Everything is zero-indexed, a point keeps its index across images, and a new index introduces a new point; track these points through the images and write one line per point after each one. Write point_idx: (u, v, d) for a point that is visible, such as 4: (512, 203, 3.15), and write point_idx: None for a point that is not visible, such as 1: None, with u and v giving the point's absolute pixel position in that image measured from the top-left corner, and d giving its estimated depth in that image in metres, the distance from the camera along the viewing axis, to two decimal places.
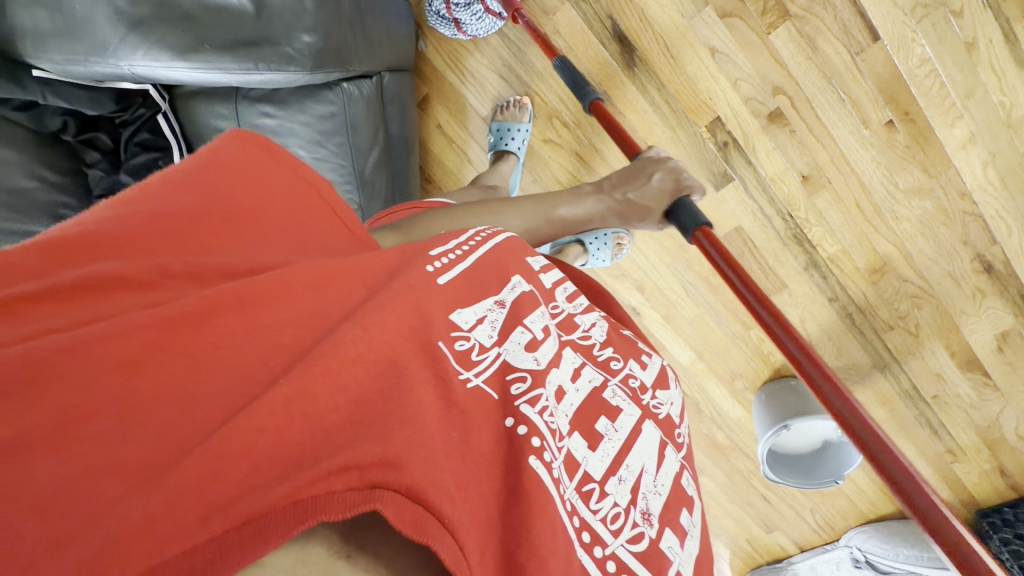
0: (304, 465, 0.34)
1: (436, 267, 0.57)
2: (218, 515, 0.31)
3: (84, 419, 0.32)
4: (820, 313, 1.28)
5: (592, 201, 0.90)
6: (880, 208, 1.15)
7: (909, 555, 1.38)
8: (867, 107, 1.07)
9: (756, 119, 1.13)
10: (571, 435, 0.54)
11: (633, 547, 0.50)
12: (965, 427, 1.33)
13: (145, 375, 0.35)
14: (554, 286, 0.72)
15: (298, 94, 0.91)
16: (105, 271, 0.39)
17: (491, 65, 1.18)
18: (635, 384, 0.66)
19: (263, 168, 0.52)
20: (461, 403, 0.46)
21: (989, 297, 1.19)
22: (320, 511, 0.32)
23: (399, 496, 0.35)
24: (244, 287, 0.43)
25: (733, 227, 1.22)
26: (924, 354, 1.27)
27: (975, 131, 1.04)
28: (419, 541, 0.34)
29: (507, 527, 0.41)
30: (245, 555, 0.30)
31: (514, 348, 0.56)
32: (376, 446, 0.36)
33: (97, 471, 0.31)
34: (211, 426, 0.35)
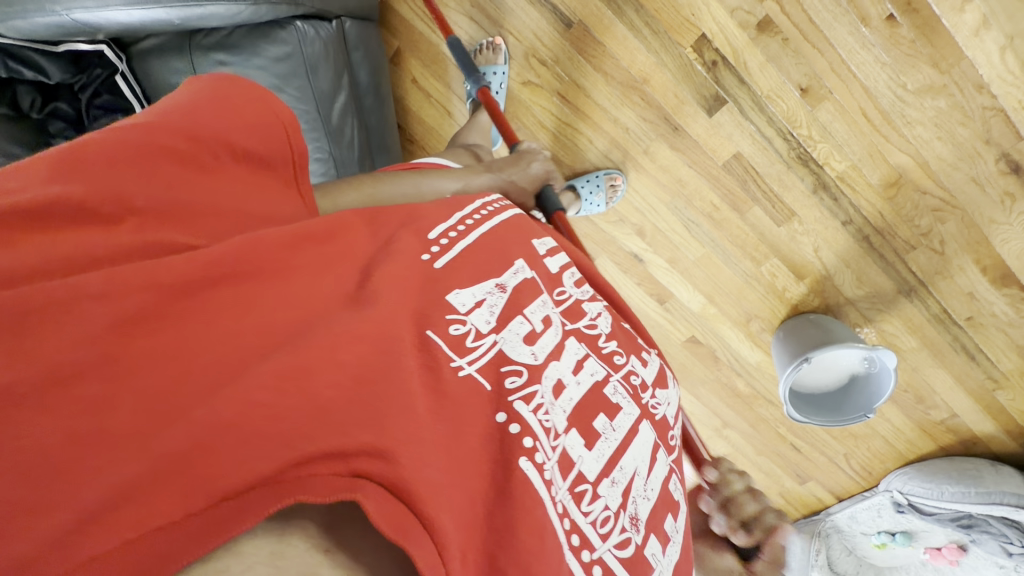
0: (293, 446, 0.33)
1: (433, 251, 0.54)
2: (202, 489, 0.30)
3: (68, 379, 0.31)
4: (833, 238, 1.21)
5: (488, 175, 0.84)
6: (888, 114, 1.07)
7: (955, 492, 1.29)
8: (865, 2, 0.99)
9: (744, 31, 1.06)
10: (568, 433, 0.48)
11: (620, 553, 0.47)
12: (1004, 349, 1.24)
13: (139, 340, 0.34)
14: (561, 270, 0.65)
15: (251, 37, 0.89)
16: (73, 196, 0.36)
17: (461, 8, 1.21)
18: (636, 381, 0.59)
19: (231, 105, 0.48)
20: (450, 393, 0.43)
21: (1020, 201, 1.08)
22: (302, 491, 0.31)
23: (384, 490, 0.33)
24: (239, 250, 0.40)
25: (731, 154, 1.17)
26: (953, 273, 1.18)
27: (987, 14, 0.96)
28: (399, 541, 0.32)
29: (494, 528, 0.39)
30: (219, 530, 0.29)
31: (513, 339, 0.51)
32: (373, 433, 0.35)
33: (83, 439, 0.30)
34: (200, 399, 0.33)
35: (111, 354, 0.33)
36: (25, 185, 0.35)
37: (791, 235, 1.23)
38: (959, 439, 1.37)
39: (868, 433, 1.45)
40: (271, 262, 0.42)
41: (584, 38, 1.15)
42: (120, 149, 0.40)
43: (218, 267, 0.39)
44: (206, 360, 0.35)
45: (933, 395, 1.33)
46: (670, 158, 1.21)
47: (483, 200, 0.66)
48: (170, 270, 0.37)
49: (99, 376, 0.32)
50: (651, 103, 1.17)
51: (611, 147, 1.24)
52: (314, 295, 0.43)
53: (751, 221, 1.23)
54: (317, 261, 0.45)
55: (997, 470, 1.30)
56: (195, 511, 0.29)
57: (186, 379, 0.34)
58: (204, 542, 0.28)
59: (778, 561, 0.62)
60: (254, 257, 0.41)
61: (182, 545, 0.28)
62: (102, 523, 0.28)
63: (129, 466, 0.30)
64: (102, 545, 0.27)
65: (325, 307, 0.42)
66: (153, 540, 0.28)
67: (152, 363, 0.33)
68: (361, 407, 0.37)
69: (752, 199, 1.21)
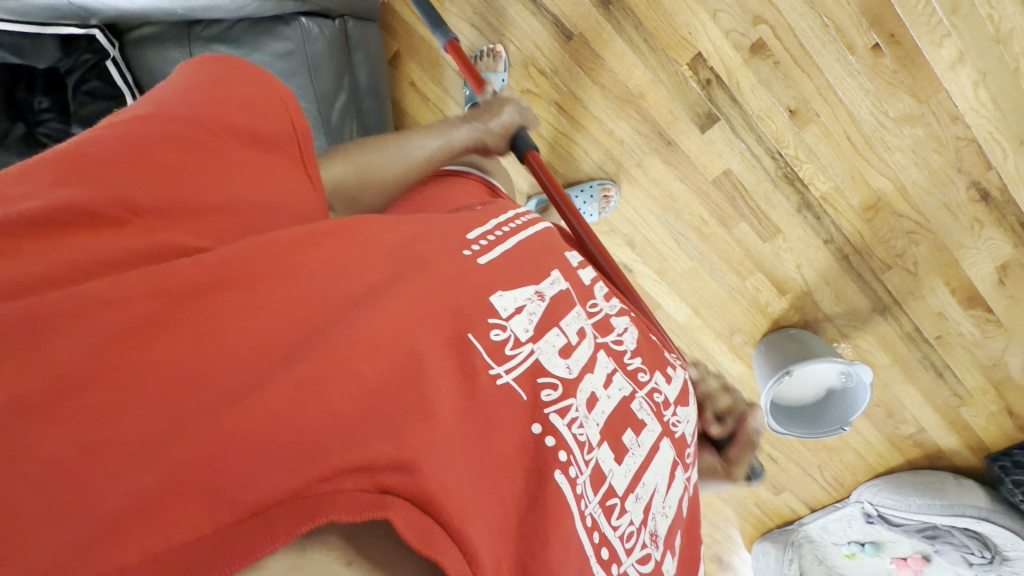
0: (318, 457, 0.32)
1: (474, 249, 0.55)
2: (225, 499, 0.29)
3: (79, 386, 0.30)
4: (814, 256, 1.25)
5: (466, 127, 0.83)
6: (870, 138, 1.12)
7: (922, 504, 1.34)
8: (851, 32, 1.03)
9: (738, 53, 1.10)
10: (600, 446, 0.48)
11: (643, 568, 0.48)
12: (970, 367, 1.30)
13: (149, 344, 0.33)
14: (591, 284, 0.65)
15: (254, 32, 0.88)
16: (81, 201, 0.35)
17: (462, 14, 1.22)
18: (659, 398, 0.58)
19: (229, 88, 0.47)
20: (476, 398, 0.43)
21: (987, 228, 1.14)
22: (332, 509, 0.30)
23: (411, 504, 0.33)
24: (246, 253, 0.40)
25: (721, 170, 1.20)
26: (925, 293, 1.23)
27: (963, 50, 1.00)
28: (431, 557, 0.32)
29: (521, 537, 0.39)
30: (248, 548, 0.28)
31: (549, 349, 0.50)
32: (392, 444, 0.35)
33: (93, 449, 0.29)
34: (213, 407, 0.32)
35: (117, 361, 0.32)
36: (31, 187, 0.35)
37: (775, 251, 1.26)
38: (925, 453, 1.43)
39: (841, 446, 1.49)
40: (274, 267, 0.41)
41: (584, 50, 1.17)
42: (121, 138, 0.39)
43: (225, 271, 0.38)
44: (220, 366, 0.34)
45: (903, 410, 1.39)
46: (661, 172, 1.24)
47: (515, 212, 0.67)
48: (176, 275, 0.36)
49: (111, 382, 0.31)
50: (647, 118, 1.19)
51: (604, 158, 1.26)
52: (325, 297, 0.41)
53: (737, 236, 1.26)
54: (329, 260, 0.44)
55: (960, 483, 1.35)
56: (219, 526, 0.28)
57: (196, 385, 0.33)
58: (226, 562, 0.27)
59: (750, 443, 0.71)
60: (258, 261, 0.40)
61: (212, 560, 0.27)
62: (123, 539, 0.26)
63: (142, 476, 0.29)
64: (129, 557, 0.26)
65: (340, 304, 0.41)
66: (180, 554, 0.27)
67: (161, 370, 0.32)
68: (377, 418, 0.36)
69: (739, 215, 1.24)
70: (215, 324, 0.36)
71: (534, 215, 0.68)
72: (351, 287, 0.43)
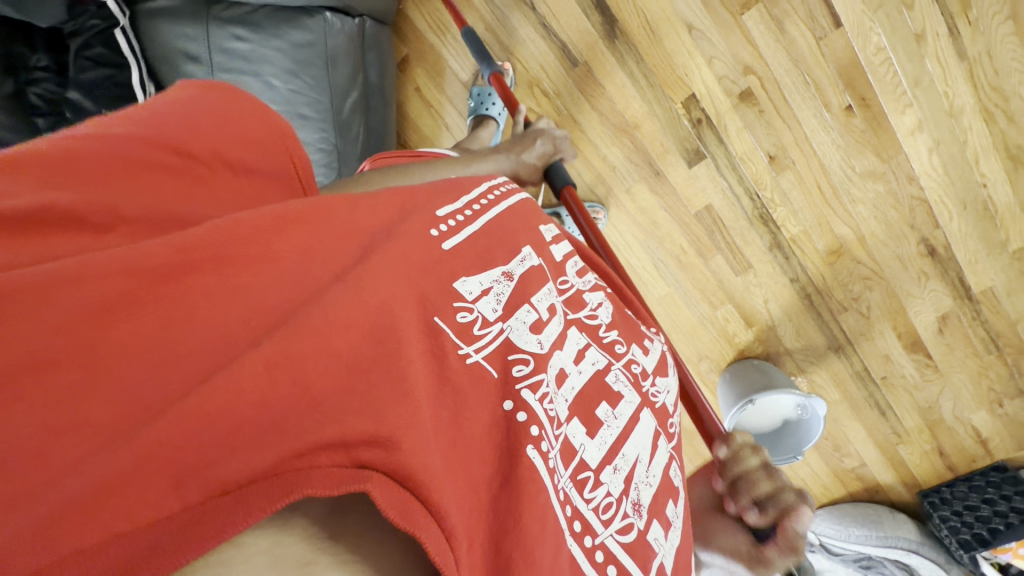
0: (289, 435, 0.30)
1: (441, 231, 0.53)
2: (194, 480, 0.28)
3: (49, 366, 0.29)
4: (780, 292, 1.33)
5: (499, 157, 0.87)
6: (838, 189, 1.22)
7: (860, 535, 1.43)
8: (829, 91, 1.14)
9: (727, 97, 1.18)
10: (569, 422, 0.50)
11: (621, 538, 0.48)
12: (909, 408, 1.40)
13: (119, 325, 0.31)
14: (564, 260, 0.67)
15: (274, 19, 0.90)
16: (69, 207, 0.34)
17: (477, 21, 1.25)
18: (636, 369, 0.61)
19: (240, 130, 0.50)
20: (455, 383, 0.42)
21: (932, 280, 1.26)
22: (308, 484, 0.28)
23: (388, 479, 0.31)
24: (225, 233, 0.39)
25: (703, 205, 1.28)
26: (875, 336, 1.34)
27: (921, 120, 1.12)
28: (409, 529, 0.30)
29: (495, 513, 0.39)
30: (214, 531, 0.26)
31: (519, 327, 0.51)
32: (369, 421, 0.33)
33: (57, 431, 0.27)
34: (189, 385, 0.31)
35: (90, 344, 0.30)
36: (18, 183, 0.33)
37: (746, 285, 1.34)
38: (865, 486, 1.53)
39: (790, 475, 1.57)
40: (259, 244, 0.40)
41: (587, 78, 1.23)
42: (115, 148, 0.39)
43: (195, 251, 0.36)
44: (196, 344, 0.33)
45: (847, 443, 1.48)
46: (648, 200, 1.30)
47: (492, 182, 0.67)
48: (151, 256, 0.35)
49: (78, 366, 0.29)
50: (639, 147, 1.26)
51: (596, 182, 1.31)
52: (311, 277, 0.40)
53: (712, 267, 1.33)
54: (317, 241, 0.43)
55: (893, 516, 1.45)
56: (182, 506, 0.27)
57: (171, 364, 0.31)
58: (194, 542, 0.25)
59: (793, 542, 0.55)
60: (235, 242, 0.39)
61: (170, 544, 0.25)
62: (85, 520, 0.25)
63: (118, 455, 0.27)
64: (87, 541, 0.25)
65: (322, 286, 0.41)
66: (139, 536, 0.26)
67: (132, 351, 0.31)
68: (358, 398, 0.34)
69: (716, 247, 1.31)
70: (191, 307, 0.34)
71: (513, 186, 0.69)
72: (339, 268, 0.42)
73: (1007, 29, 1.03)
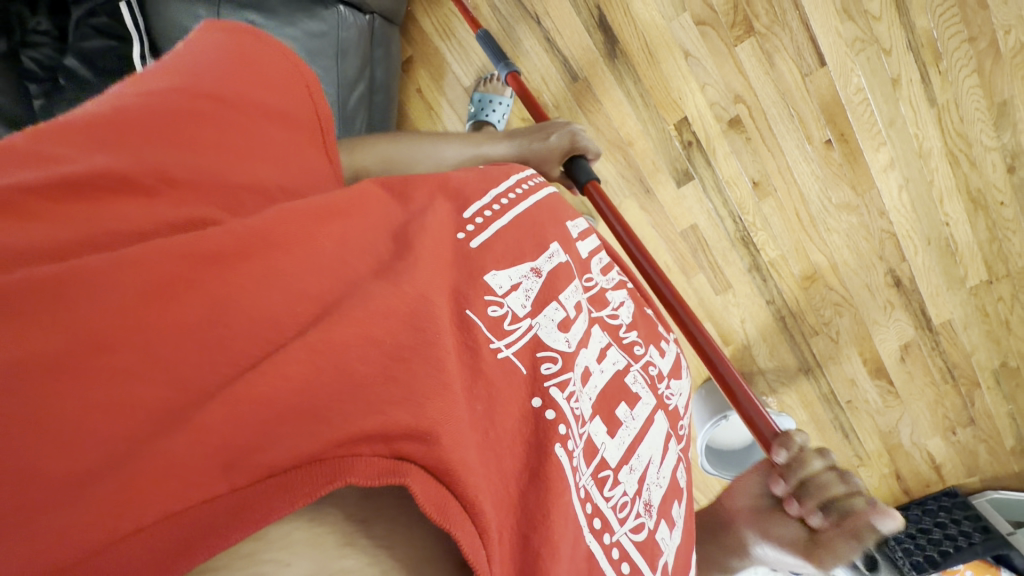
0: (333, 424, 0.31)
1: (467, 231, 0.55)
2: (243, 464, 0.28)
3: (109, 345, 0.30)
4: (756, 313, 1.38)
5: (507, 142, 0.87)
6: (814, 218, 1.28)
7: None
8: (811, 124, 1.20)
9: (718, 123, 1.24)
10: (593, 420, 0.51)
11: (635, 537, 0.51)
12: (870, 432, 1.46)
13: (172, 309, 0.33)
14: (590, 256, 0.69)
15: (290, 8, 0.92)
16: (112, 168, 0.36)
17: (489, 21, 1.27)
18: (653, 371, 0.64)
19: (260, 68, 0.50)
20: (488, 373, 0.44)
21: (897, 309, 1.33)
22: (352, 473, 0.30)
23: (428, 474, 0.33)
24: (272, 223, 0.41)
25: (689, 224, 1.32)
26: (842, 361, 1.40)
27: (894, 157, 1.20)
28: (442, 524, 0.33)
29: (525, 514, 0.41)
30: (265, 511, 0.28)
31: (548, 323, 0.53)
32: (410, 413, 0.34)
33: (111, 409, 0.28)
34: (236, 371, 0.33)
35: (141, 323, 0.31)
36: (66, 153, 0.36)
37: (724, 304, 1.39)
38: None
39: None
40: (300, 232, 0.42)
41: (586, 93, 1.27)
42: (154, 122, 0.41)
43: (250, 240, 0.39)
44: (243, 332, 0.34)
45: None
46: (637, 217, 1.34)
47: (518, 175, 0.68)
48: (205, 241, 0.36)
49: (134, 347, 0.30)
50: (631, 164, 1.30)
51: None
52: (347, 270, 0.43)
53: (695, 285, 1.38)
54: (349, 235, 0.45)
55: None
56: (232, 488, 0.28)
57: (219, 350, 0.33)
58: (245, 524, 0.27)
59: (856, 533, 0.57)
60: (276, 230, 0.40)
61: (226, 526, 0.27)
62: (137, 493, 0.26)
63: (173, 438, 0.28)
64: (145, 518, 0.26)
65: (355, 280, 0.42)
66: (195, 515, 0.27)
67: (182, 337, 0.32)
68: (396, 384, 0.36)
69: (699, 266, 1.36)
70: (234, 292, 0.36)
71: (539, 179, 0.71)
72: (373, 263, 0.45)
73: (972, 81, 1.12)
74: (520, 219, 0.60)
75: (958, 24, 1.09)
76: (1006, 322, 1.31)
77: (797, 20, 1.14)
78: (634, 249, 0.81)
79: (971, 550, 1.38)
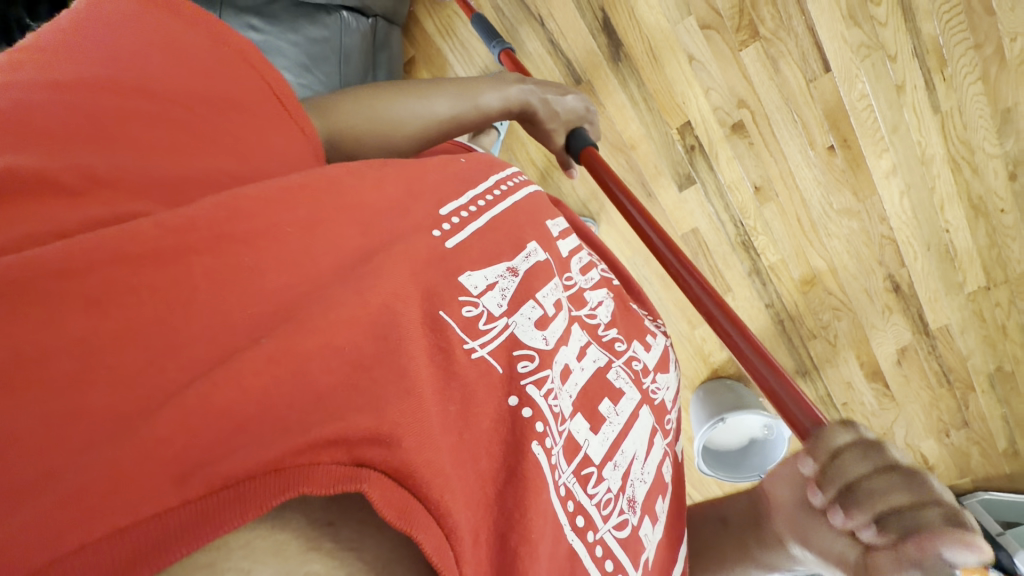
0: (294, 432, 0.31)
1: (442, 230, 0.54)
2: (198, 476, 0.28)
3: (63, 352, 0.29)
4: (756, 316, 1.39)
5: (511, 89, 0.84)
6: (815, 223, 1.28)
7: None
8: (814, 130, 1.20)
9: (721, 128, 1.23)
10: (573, 418, 0.52)
11: (620, 534, 0.52)
12: None
13: (123, 312, 0.32)
14: (569, 256, 0.69)
15: (293, 13, 0.92)
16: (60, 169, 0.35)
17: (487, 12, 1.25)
18: (637, 366, 0.64)
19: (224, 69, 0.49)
20: (462, 373, 0.44)
21: (895, 314, 1.34)
22: (304, 483, 0.29)
23: (387, 478, 0.32)
24: (231, 223, 0.39)
25: (690, 228, 1.32)
26: (840, 364, 1.41)
27: (896, 164, 1.20)
28: (405, 529, 0.32)
29: (500, 514, 0.41)
30: (217, 524, 0.27)
31: (524, 322, 0.53)
32: (370, 417, 0.34)
33: (57, 416, 0.28)
34: (190, 377, 0.32)
35: (99, 327, 0.31)
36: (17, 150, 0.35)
37: None
38: None
39: None
40: (262, 233, 0.41)
41: (588, 96, 1.26)
42: (113, 124, 0.40)
43: (193, 235, 0.37)
44: (202, 335, 0.34)
45: None
46: None
47: (500, 174, 0.68)
48: (142, 240, 0.35)
49: (83, 352, 0.30)
50: (633, 167, 1.29)
51: (589, 196, 1.35)
52: (315, 271, 0.41)
53: None
54: (321, 234, 0.44)
55: None
56: (182, 502, 0.27)
57: (172, 356, 0.32)
58: (194, 539, 0.26)
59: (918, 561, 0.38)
60: (239, 228, 0.40)
61: (172, 543, 0.26)
62: (84, 505, 0.25)
63: (124, 445, 0.28)
64: (92, 532, 0.25)
65: (324, 282, 0.41)
66: (144, 529, 0.26)
67: (137, 341, 0.32)
68: (358, 392, 0.35)
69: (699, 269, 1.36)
70: (194, 294, 0.35)
71: (522, 179, 0.71)
72: (345, 264, 0.44)
73: (977, 88, 1.12)
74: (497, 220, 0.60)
75: (964, 31, 1.08)
76: (1002, 326, 1.33)
77: (804, 26, 1.13)
78: (648, 231, 0.74)
79: None
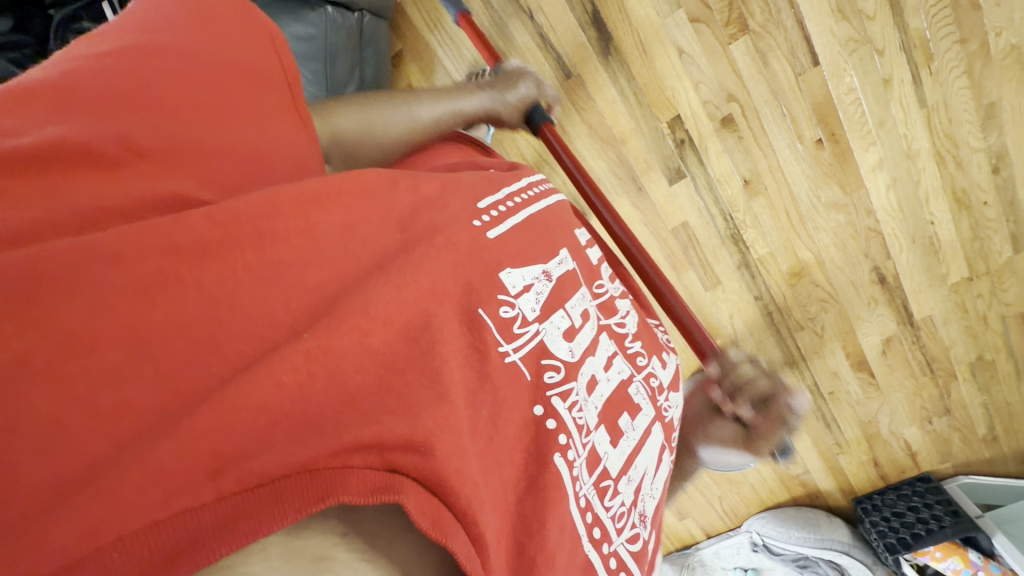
0: (327, 434, 0.32)
1: (484, 220, 0.54)
2: (231, 470, 0.28)
3: (91, 347, 0.28)
4: (745, 308, 1.41)
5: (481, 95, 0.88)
6: (804, 216, 1.29)
7: (799, 537, 1.55)
8: (803, 123, 1.20)
9: (710, 122, 1.24)
10: (597, 430, 0.52)
11: (631, 546, 0.54)
12: (850, 421, 1.51)
13: (161, 306, 0.31)
14: (599, 263, 0.70)
15: (274, 10, 0.91)
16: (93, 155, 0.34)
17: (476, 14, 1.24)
18: (654, 383, 0.65)
19: (220, 35, 0.47)
20: (494, 378, 0.44)
21: (880, 305, 1.36)
22: (341, 489, 0.30)
23: (420, 485, 0.33)
24: (261, 211, 0.39)
25: (680, 222, 1.33)
26: (826, 354, 1.43)
27: (883, 157, 1.21)
28: (438, 538, 0.33)
29: (522, 517, 0.42)
30: (254, 524, 0.27)
31: (555, 330, 0.53)
32: (405, 424, 0.35)
33: (104, 413, 0.27)
34: (230, 372, 0.32)
35: (131, 320, 0.30)
36: (37, 134, 0.33)
37: (713, 300, 1.41)
38: (807, 491, 1.65)
39: (741, 479, 1.66)
40: (292, 231, 0.40)
41: (578, 89, 1.26)
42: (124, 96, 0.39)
43: (238, 231, 0.37)
44: (238, 331, 0.33)
45: (795, 452, 1.58)
46: (628, 213, 1.35)
47: (529, 179, 0.67)
48: (188, 231, 0.35)
49: (121, 343, 0.29)
50: (623, 160, 1.30)
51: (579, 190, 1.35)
52: (342, 268, 0.41)
53: (685, 282, 1.40)
54: (346, 217, 0.43)
55: (831, 519, 1.59)
56: (216, 497, 0.27)
57: (211, 350, 0.32)
58: (234, 538, 0.27)
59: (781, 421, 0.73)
60: (277, 223, 0.39)
61: (209, 538, 0.26)
62: (125, 498, 0.25)
63: (161, 444, 0.27)
64: (131, 525, 0.25)
65: (358, 273, 0.41)
66: (179, 524, 0.26)
67: (172, 336, 0.31)
68: (392, 395, 0.36)
69: (689, 262, 1.37)
70: (228, 289, 0.34)
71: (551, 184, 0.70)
72: (372, 261, 0.44)
73: (962, 82, 1.13)
74: (533, 219, 0.60)
75: (950, 25, 1.09)
76: (984, 317, 1.35)
77: (792, 19, 1.13)
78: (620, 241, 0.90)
79: (940, 532, 1.41)
